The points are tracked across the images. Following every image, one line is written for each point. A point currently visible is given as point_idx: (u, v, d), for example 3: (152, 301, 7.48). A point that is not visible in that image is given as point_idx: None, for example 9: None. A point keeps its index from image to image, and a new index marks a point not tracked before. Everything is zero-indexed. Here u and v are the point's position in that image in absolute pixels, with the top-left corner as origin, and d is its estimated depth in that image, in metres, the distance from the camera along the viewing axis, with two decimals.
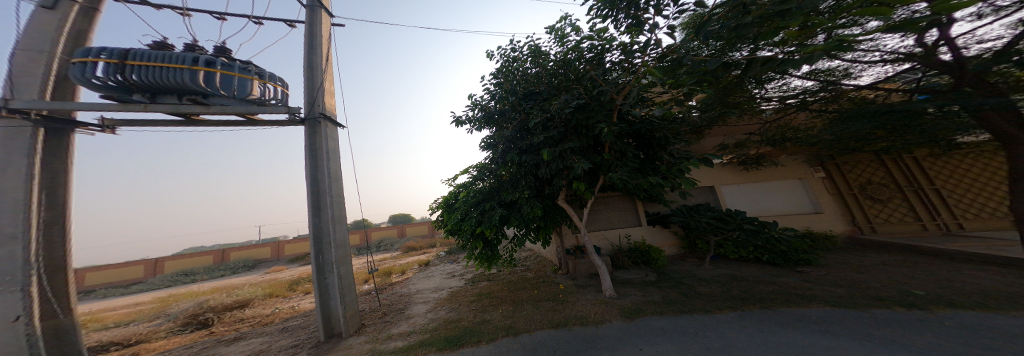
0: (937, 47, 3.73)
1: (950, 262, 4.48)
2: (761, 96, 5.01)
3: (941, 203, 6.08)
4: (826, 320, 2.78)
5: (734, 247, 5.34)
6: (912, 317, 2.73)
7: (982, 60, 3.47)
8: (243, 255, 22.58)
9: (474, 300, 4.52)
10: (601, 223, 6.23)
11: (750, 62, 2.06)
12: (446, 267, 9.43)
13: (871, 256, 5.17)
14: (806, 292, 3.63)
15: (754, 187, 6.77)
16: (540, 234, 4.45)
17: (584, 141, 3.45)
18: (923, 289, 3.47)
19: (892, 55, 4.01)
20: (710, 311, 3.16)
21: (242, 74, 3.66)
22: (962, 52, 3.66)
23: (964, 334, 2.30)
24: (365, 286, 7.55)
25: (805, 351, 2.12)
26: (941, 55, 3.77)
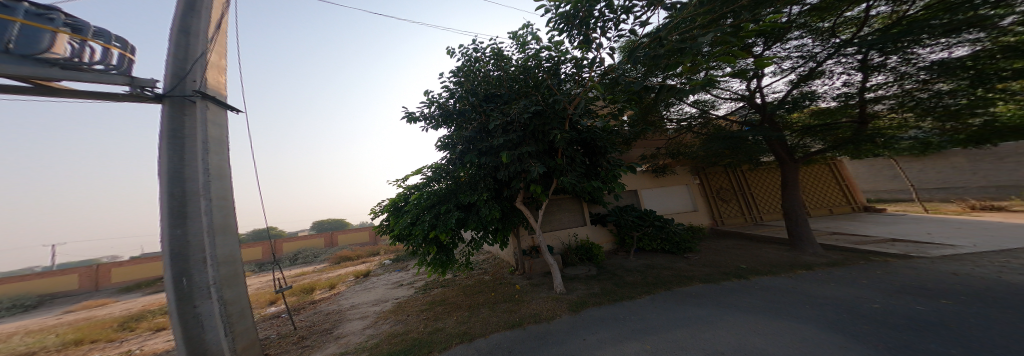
0: (755, 94, 5.58)
1: (763, 241, 6.80)
2: (668, 116, 6.40)
3: (755, 203, 8.90)
4: (704, 294, 3.87)
5: (649, 240, 6.46)
6: (746, 286, 4.09)
7: (774, 104, 5.42)
8: (15, 290, 14.71)
9: (425, 309, 4.31)
10: (553, 225, 6.74)
11: (660, 88, 2.64)
12: (393, 276, 8.61)
13: (726, 240, 7.31)
14: (689, 272, 4.91)
15: (661, 190, 8.26)
16: (497, 235, 4.56)
17: (540, 146, 3.73)
18: (750, 264, 5.17)
19: (736, 94, 5.75)
20: (634, 297, 3.91)
21: (32, 21, 2.38)
22: (769, 96, 5.58)
23: (769, 297, 3.63)
24: (270, 309, 6.12)
25: (693, 324, 2.94)
26: (761, 97, 5.59)
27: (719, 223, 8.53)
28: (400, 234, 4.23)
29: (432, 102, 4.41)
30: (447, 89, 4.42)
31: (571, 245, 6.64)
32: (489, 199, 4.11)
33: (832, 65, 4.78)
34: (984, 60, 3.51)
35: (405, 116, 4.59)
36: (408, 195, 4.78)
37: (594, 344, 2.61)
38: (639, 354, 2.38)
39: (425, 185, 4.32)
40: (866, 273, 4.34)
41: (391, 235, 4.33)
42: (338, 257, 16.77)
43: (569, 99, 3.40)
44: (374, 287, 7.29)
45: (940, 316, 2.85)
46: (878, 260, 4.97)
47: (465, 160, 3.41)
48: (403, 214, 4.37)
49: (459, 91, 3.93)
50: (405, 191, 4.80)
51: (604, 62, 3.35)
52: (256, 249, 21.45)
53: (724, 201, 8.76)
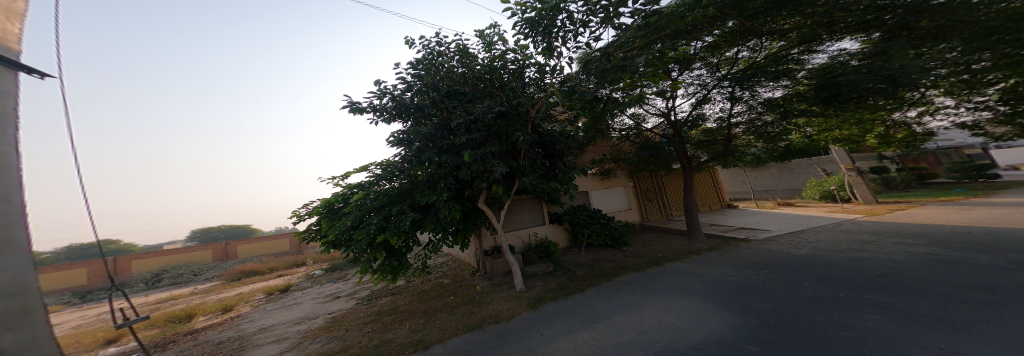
0: (671, 113, 6.85)
1: (676, 233, 8.36)
2: (612, 127, 7.27)
3: (672, 202, 10.70)
4: (636, 282, 4.54)
5: (597, 236, 7.07)
6: (665, 272, 4.98)
7: (683, 122, 6.79)
8: None
9: (370, 322, 3.85)
10: (514, 224, 6.87)
11: (607, 98, 3.08)
12: (324, 289, 7.32)
13: (651, 234, 8.72)
14: (625, 263, 5.66)
15: (607, 192, 9.12)
16: (455, 237, 4.38)
17: (504, 147, 3.74)
18: (668, 253, 6.30)
19: (659, 112, 6.92)
20: (584, 290, 4.29)
21: None
22: (680, 115, 6.93)
23: (683, 281, 4.50)
24: (123, 349, 4.45)
25: (631, 309, 3.43)
26: (675, 115, 6.91)
27: (645, 219, 9.92)
28: (336, 241, 3.62)
29: (382, 95, 3.90)
30: (401, 81, 4.04)
31: (529, 244, 6.82)
32: (447, 200, 3.96)
33: (716, 94, 6.26)
34: (789, 101, 5.58)
35: (347, 107, 3.97)
36: (350, 195, 4.20)
37: (551, 337, 2.78)
38: (588, 342, 2.63)
39: (374, 184, 3.92)
40: (739, 256, 5.80)
41: (323, 241, 3.62)
42: (238, 272, 13.28)
43: (529, 99, 3.56)
44: (301, 304, 6.05)
45: (779, 286, 4.03)
46: (747, 244, 6.67)
47: (422, 158, 3.25)
48: (341, 218, 3.76)
49: (419, 86, 3.73)
50: (345, 190, 4.19)
51: (565, 70, 3.58)
52: (81, 271, 15.29)
53: (649, 201, 10.27)
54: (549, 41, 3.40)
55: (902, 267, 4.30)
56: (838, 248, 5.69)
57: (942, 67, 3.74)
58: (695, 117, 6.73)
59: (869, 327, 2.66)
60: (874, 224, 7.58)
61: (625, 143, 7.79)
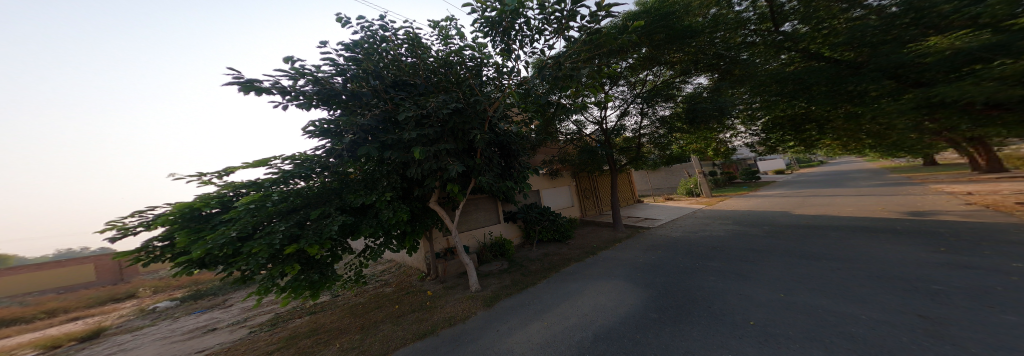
0: (603, 122, 7.87)
1: (607, 225, 9.63)
2: (559, 131, 7.94)
3: (603, 199, 12.29)
4: (578, 271, 5.06)
5: (548, 232, 7.52)
6: (601, 260, 5.71)
7: (612, 130, 7.87)
8: None
9: (280, 349, 3.16)
10: (469, 224, 6.67)
11: (558, 105, 3.51)
12: (200, 319, 5.52)
13: (587, 227, 9.82)
14: (570, 255, 6.18)
15: (555, 190, 9.80)
16: (399, 242, 3.97)
17: (459, 144, 3.60)
18: (601, 243, 7.22)
19: (595, 120, 7.83)
20: (536, 283, 4.53)
21: None
22: (610, 124, 7.99)
23: (614, 266, 5.25)
24: None
25: (574, 296, 3.84)
26: (606, 124, 7.93)
27: (584, 214, 11.06)
28: (208, 257, 2.58)
29: (296, 77, 3.21)
30: (327, 63, 3.41)
31: (483, 243, 6.72)
32: (389, 200, 3.56)
33: (633, 108, 7.54)
34: (673, 120, 7.14)
35: (237, 84, 3.08)
36: (232, 198, 3.14)
37: (508, 332, 2.85)
38: (541, 331, 2.81)
39: (279, 182, 3.09)
40: (654, 241, 7.09)
41: (178, 260, 2.50)
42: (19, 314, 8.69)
43: (487, 97, 3.54)
44: (164, 342, 4.44)
45: (675, 263, 5.21)
46: (658, 231, 8.20)
47: (359, 152, 2.78)
48: (218, 227, 2.72)
49: (356, 70, 3.25)
50: (226, 190, 3.13)
51: (521, 72, 3.69)
52: None
53: (587, 198, 11.48)
54: (507, 42, 3.44)
55: (747, 242, 6.08)
56: (713, 232, 7.61)
57: (744, 103, 7.04)
58: (620, 127, 7.88)
59: (727, 290, 3.71)
60: (734, 212, 10.36)
61: (568, 146, 8.54)
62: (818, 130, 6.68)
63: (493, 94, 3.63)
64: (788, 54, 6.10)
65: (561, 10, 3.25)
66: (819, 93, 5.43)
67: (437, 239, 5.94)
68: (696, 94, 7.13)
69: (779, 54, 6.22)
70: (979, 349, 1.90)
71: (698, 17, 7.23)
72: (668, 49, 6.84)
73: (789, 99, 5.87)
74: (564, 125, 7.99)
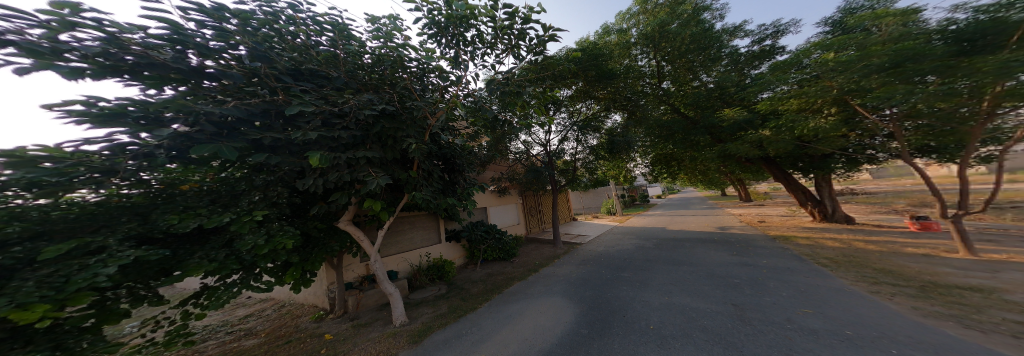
0: (546, 144, 8.40)
1: (547, 242, 9.94)
2: (510, 149, 8.08)
3: (546, 216, 12.80)
4: (521, 290, 4.92)
5: (492, 251, 7.26)
6: (539, 276, 5.80)
7: (556, 152, 8.44)
8: None
9: None
10: (402, 245, 5.89)
11: (503, 121, 3.58)
12: None
13: (529, 245, 9.92)
14: (514, 274, 6.07)
15: (502, 207, 9.70)
16: (277, 277, 2.93)
17: (388, 152, 3.14)
18: (542, 259, 7.37)
19: (541, 142, 8.29)
20: (475, 307, 4.19)
21: None
22: (553, 146, 8.54)
23: (553, 282, 5.36)
24: None
25: (519, 314, 3.82)
26: (550, 147, 8.48)
27: (529, 232, 11.29)
28: None
29: (60, 29, 1.96)
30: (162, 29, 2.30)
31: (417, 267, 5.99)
32: (261, 221, 2.60)
33: (571, 134, 8.31)
34: (600, 149, 8.20)
35: None
36: None
37: None
38: None
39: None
40: (586, 255, 7.71)
41: None
42: None
43: (430, 103, 3.33)
44: None
45: (594, 275, 5.82)
46: (587, 246, 8.98)
47: (190, 152, 1.88)
48: None
49: (226, 46, 2.48)
50: None
51: (470, 85, 3.61)
52: None
53: (532, 216, 11.85)
54: (457, 51, 3.35)
55: (660, 257, 7.09)
56: (636, 245, 8.69)
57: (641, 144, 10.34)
58: (562, 149, 8.52)
59: (632, 295, 4.49)
60: (643, 227, 12.26)
61: (516, 165, 8.67)
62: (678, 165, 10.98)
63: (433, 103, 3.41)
64: (664, 107, 9.76)
65: (512, 28, 3.37)
66: (677, 139, 9.28)
67: (350, 269, 4.95)
68: (615, 128, 8.32)
69: (662, 105, 9.75)
70: (753, 321, 3.34)
71: (618, 65, 8.80)
72: (596, 87, 7.96)
73: (665, 140, 9.53)
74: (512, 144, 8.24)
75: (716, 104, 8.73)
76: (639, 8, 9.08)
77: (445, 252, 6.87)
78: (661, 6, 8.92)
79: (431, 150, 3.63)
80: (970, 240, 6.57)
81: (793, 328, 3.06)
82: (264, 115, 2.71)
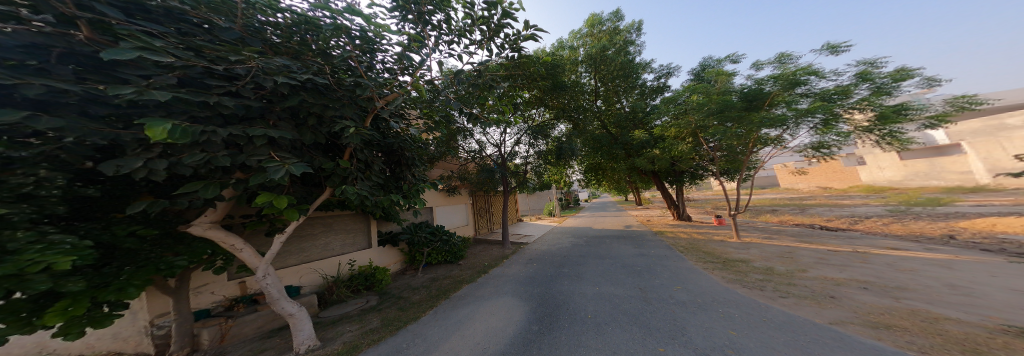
0: (500, 146, 8.37)
1: (494, 243, 9.92)
2: (460, 148, 7.90)
3: (494, 217, 12.73)
4: (472, 293, 4.75)
5: (437, 254, 6.80)
6: (487, 277, 5.70)
7: (510, 153, 8.50)
8: None
9: None
10: (310, 253, 4.94)
11: (469, 113, 3.38)
12: None
13: (475, 246, 9.72)
14: (462, 277, 5.80)
15: (451, 207, 9.24)
16: (15, 320, 1.68)
17: (303, 133, 2.53)
18: (490, 260, 7.32)
19: (496, 143, 8.25)
20: (417, 317, 3.82)
21: None
22: (507, 148, 8.57)
23: (501, 283, 5.31)
24: None
25: (470, 317, 3.68)
26: (504, 148, 8.48)
27: (478, 233, 11.06)
28: None
29: None
30: None
31: (330, 277, 5.09)
32: None
33: (523, 138, 8.51)
34: (548, 155, 8.64)
35: None
36: None
37: None
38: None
39: None
40: (532, 254, 7.96)
41: None
42: None
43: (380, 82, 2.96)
44: None
45: (535, 270, 6.18)
46: (533, 245, 9.35)
47: None
48: None
49: None
50: None
51: (430, 71, 3.34)
52: None
53: (482, 216, 11.64)
54: (421, 26, 3.04)
55: (591, 252, 7.96)
56: (577, 242, 9.46)
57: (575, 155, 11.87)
58: (517, 151, 8.65)
59: (565, 284, 5.08)
60: (577, 227, 13.55)
61: (469, 163, 8.42)
62: (595, 174, 12.87)
63: (383, 85, 3.05)
64: (602, 121, 10.93)
65: (486, 23, 3.27)
66: (603, 152, 10.85)
67: (205, 292, 3.82)
68: (560, 137, 8.88)
69: (601, 119, 10.90)
70: (651, 295, 4.33)
71: (568, 78, 9.41)
72: (548, 96, 8.32)
73: (596, 151, 10.88)
74: (465, 142, 7.98)
75: (630, 125, 10.58)
76: (587, 30, 9.93)
77: (378, 258, 6.12)
78: (604, 32, 9.95)
79: (372, 138, 3.14)
80: (785, 234, 9.59)
81: (677, 300, 4.08)
82: (30, 52, 1.63)
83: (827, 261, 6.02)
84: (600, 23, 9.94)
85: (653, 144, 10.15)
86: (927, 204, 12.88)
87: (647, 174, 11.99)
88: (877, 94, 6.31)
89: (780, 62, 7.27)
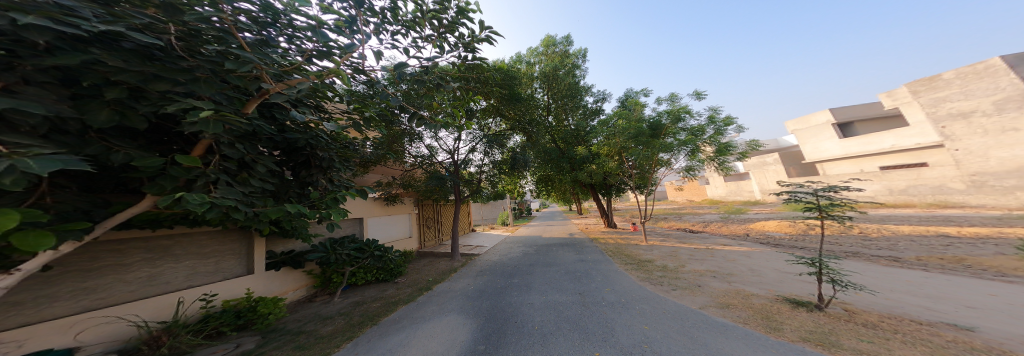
0: (453, 152, 8.04)
1: (438, 257, 9.25)
2: (406, 152, 7.32)
3: (441, 228, 11.91)
4: (407, 315, 4.21)
5: (363, 273, 5.84)
6: (428, 295, 5.21)
7: (463, 161, 8.20)
8: None
9: None
10: (135, 287, 3.44)
11: (412, 110, 3.07)
12: None
13: (417, 260, 8.88)
14: (397, 297, 5.20)
15: (388, 219, 8.29)
16: None
17: (90, 111, 1.66)
18: (432, 275, 6.76)
19: (449, 150, 7.91)
20: (327, 353, 3.15)
21: None
22: (461, 155, 8.25)
23: (442, 300, 4.89)
24: None
25: (400, 346, 3.21)
26: (456, 155, 8.15)
27: (422, 246, 10.24)
28: None
29: None
30: None
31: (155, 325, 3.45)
32: None
33: (479, 145, 8.31)
34: (502, 165, 8.63)
35: None
36: None
37: None
38: None
39: None
40: (482, 266, 7.66)
41: None
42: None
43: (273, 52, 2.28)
44: None
45: (484, 284, 5.89)
46: (484, 257, 9.05)
47: None
48: None
49: None
50: None
51: (365, 62, 2.95)
52: None
53: (428, 227, 10.87)
54: (358, 11, 2.70)
55: (539, 260, 8.08)
56: (529, 252, 9.52)
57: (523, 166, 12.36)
58: (472, 157, 8.39)
59: (513, 296, 4.96)
60: (527, 236, 13.82)
61: (416, 170, 7.87)
62: (543, 185, 13.47)
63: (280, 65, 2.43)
64: (554, 135, 11.53)
65: (437, 18, 3.09)
66: (552, 165, 11.43)
67: None
68: (515, 148, 8.99)
69: (555, 132, 11.51)
70: (590, 299, 4.56)
71: (524, 91, 9.68)
72: (505, 106, 8.34)
73: (551, 164, 11.34)
74: (413, 147, 7.45)
75: (575, 141, 11.53)
76: (543, 49, 10.53)
77: (259, 289, 4.68)
78: (557, 53, 10.69)
79: (254, 129, 2.39)
80: (671, 236, 11.61)
81: (612, 302, 4.35)
82: None
83: (695, 257, 7.51)
84: (554, 44, 10.66)
85: (592, 160, 11.00)
86: (734, 211, 18.67)
87: (587, 187, 13.08)
88: (716, 134, 9.17)
89: (670, 100, 9.13)
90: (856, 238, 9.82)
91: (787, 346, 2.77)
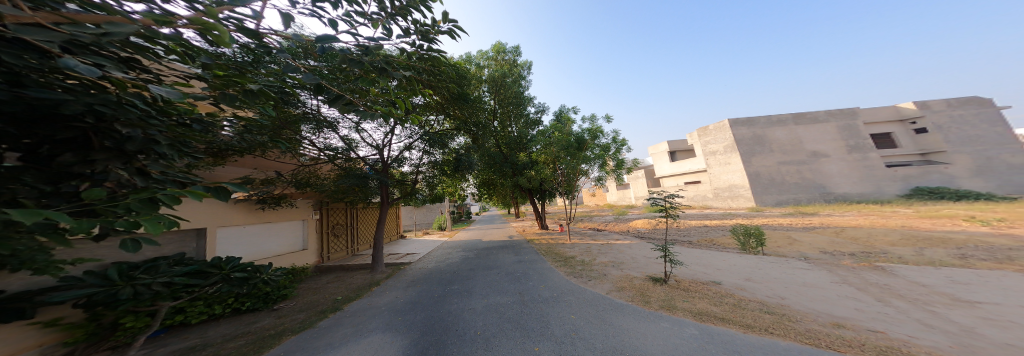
0: (380, 148, 7.13)
1: (349, 270, 7.95)
2: (308, 143, 6.07)
3: (354, 235, 10.28)
4: (290, 350, 3.33)
5: (202, 307, 4.35)
6: (332, 319, 4.33)
7: (392, 159, 7.33)
8: None
9: None
10: None
11: (337, 91, 2.43)
12: None
13: (318, 276, 7.40)
14: (277, 328, 4.11)
15: (260, 228, 6.66)
16: None
17: None
18: (341, 294, 5.72)
19: (373, 145, 6.94)
20: None
21: None
22: (393, 151, 7.39)
23: (350, 322, 4.13)
24: None
25: None
26: (385, 153, 7.27)
27: (324, 259, 8.60)
28: None
29: None
30: None
31: None
32: None
33: (417, 144, 7.64)
34: (442, 166, 8.03)
35: None
36: None
37: None
38: None
39: None
40: (414, 275, 6.98)
41: None
42: None
43: None
44: None
45: (416, 294, 5.33)
46: (417, 265, 8.30)
47: None
48: None
49: None
50: None
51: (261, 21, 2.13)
52: None
53: (336, 235, 9.26)
54: None
55: (474, 264, 7.83)
56: (470, 256, 9.24)
57: None
58: (404, 154, 7.60)
59: (452, 303, 4.64)
60: (465, 240, 13.34)
61: (324, 165, 6.70)
62: (483, 189, 13.40)
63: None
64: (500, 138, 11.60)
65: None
66: (493, 169, 11.51)
67: None
68: (458, 149, 8.51)
69: (502, 135, 11.60)
70: (530, 297, 4.66)
71: (473, 93, 9.33)
72: (450, 104, 7.84)
73: (493, 167, 11.38)
74: (321, 137, 6.26)
75: (517, 147, 11.75)
76: (493, 54, 10.59)
77: None
78: (506, 61, 10.88)
79: None
80: (585, 235, 13.30)
81: (549, 298, 4.50)
82: None
83: (603, 251, 8.66)
84: (503, 52, 10.82)
85: (531, 166, 11.50)
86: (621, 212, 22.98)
87: (523, 192, 13.65)
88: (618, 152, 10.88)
89: (591, 121, 10.36)
90: (682, 227, 13.83)
91: (665, 317, 3.40)
